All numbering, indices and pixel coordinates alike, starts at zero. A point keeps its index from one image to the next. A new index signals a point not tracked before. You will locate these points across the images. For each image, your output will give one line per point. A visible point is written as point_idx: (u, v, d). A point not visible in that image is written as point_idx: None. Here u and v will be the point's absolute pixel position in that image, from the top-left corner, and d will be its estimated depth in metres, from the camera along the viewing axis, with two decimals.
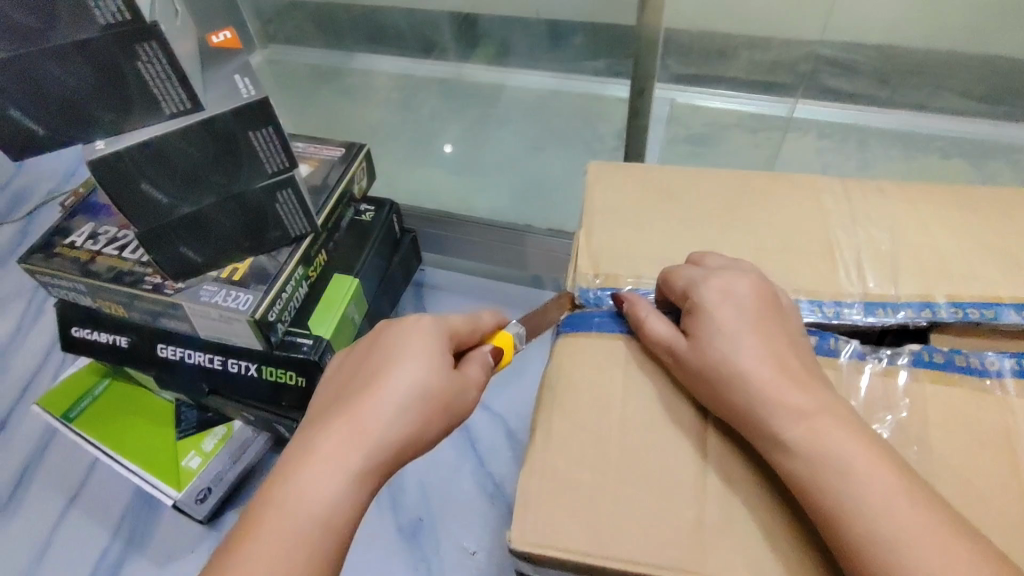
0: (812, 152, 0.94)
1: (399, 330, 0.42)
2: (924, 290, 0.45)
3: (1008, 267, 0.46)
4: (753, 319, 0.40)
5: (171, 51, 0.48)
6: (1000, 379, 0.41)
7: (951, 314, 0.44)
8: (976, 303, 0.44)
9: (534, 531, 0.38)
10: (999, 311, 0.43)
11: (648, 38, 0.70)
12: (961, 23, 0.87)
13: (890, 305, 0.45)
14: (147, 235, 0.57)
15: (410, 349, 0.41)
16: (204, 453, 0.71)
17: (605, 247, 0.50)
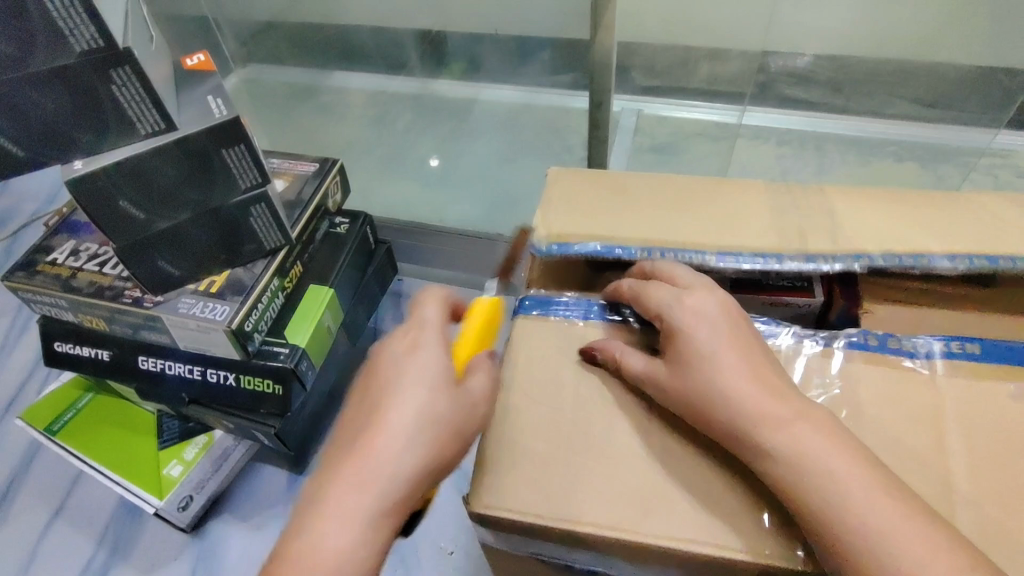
0: (771, 158, 0.98)
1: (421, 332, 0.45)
2: (858, 245, 0.48)
3: (943, 235, 0.48)
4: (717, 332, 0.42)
5: (144, 74, 0.51)
6: (928, 360, 0.44)
7: (888, 260, 0.47)
8: (908, 254, 0.47)
9: (492, 497, 0.41)
10: (930, 259, 0.47)
11: (602, 59, 0.73)
12: (904, 32, 0.89)
13: (828, 256, 0.48)
14: (126, 250, 0.59)
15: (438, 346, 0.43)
16: (186, 461, 0.73)
17: (562, 221, 0.53)
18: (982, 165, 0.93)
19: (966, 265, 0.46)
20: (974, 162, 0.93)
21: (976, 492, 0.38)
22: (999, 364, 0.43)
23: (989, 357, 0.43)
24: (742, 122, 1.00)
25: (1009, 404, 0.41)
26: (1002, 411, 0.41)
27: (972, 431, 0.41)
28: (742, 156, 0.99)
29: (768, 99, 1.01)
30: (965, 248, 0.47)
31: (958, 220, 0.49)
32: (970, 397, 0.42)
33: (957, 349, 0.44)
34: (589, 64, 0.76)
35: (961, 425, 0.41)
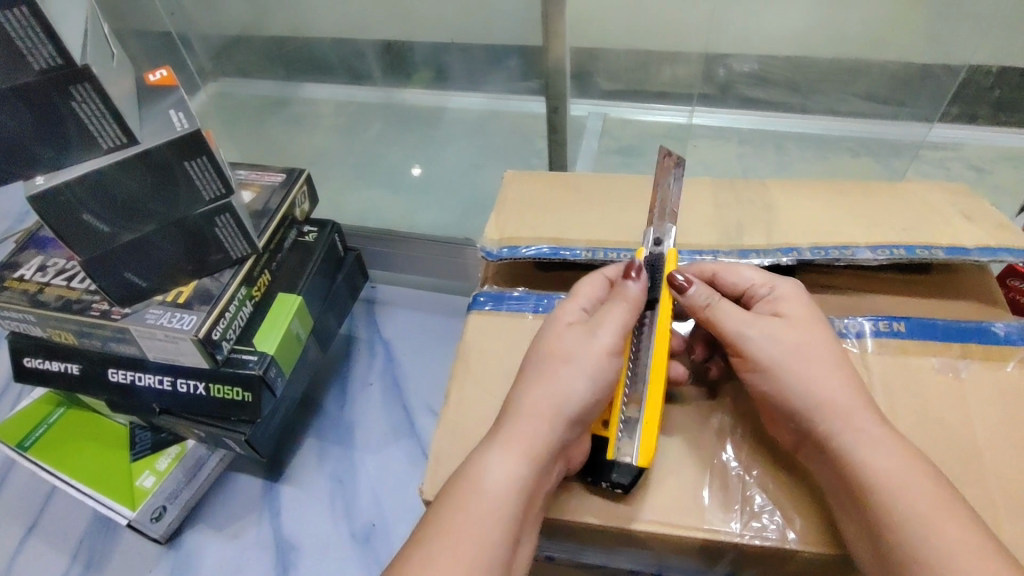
0: (732, 157, 1.00)
1: (562, 315, 0.48)
2: (791, 240, 0.52)
3: (867, 229, 0.53)
4: (807, 319, 0.46)
5: (103, 90, 0.52)
6: (858, 339, 0.48)
7: (815, 254, 0.51)
8: (835, 246, 0.51)
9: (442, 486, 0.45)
10: (855, 251, 0.51)
11: (555, 64, 0.78)
12: (855, 31, 0.89)
13: (762, 250, 0.52)
14: (91, 262, 0.60)
15: (580, 328, 0.46)
16: (158, 472, 0.74)
17: (515, 223, 0.57)
18: (932, 159, 0.96)
19: (887, 256, 0.50)
20: (926, 156, 0.96)
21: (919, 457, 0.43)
22: (923, 340, 0.48)
23: (914, 334, 0.48)
24: (691, 123, 1.03)
25: (929, 378, 0.46)
26: (922, 385, 0.46)
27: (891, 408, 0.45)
28: (708, 156, 1.00)
29: (730, 100, 1.02)
30: (887, 241, 0.51)
31: (882, 213, 0.54)
32: (894, 373, 0.46)
33: (883, 328, 0.48)
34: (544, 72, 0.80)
35: (884, 398, 0.45)
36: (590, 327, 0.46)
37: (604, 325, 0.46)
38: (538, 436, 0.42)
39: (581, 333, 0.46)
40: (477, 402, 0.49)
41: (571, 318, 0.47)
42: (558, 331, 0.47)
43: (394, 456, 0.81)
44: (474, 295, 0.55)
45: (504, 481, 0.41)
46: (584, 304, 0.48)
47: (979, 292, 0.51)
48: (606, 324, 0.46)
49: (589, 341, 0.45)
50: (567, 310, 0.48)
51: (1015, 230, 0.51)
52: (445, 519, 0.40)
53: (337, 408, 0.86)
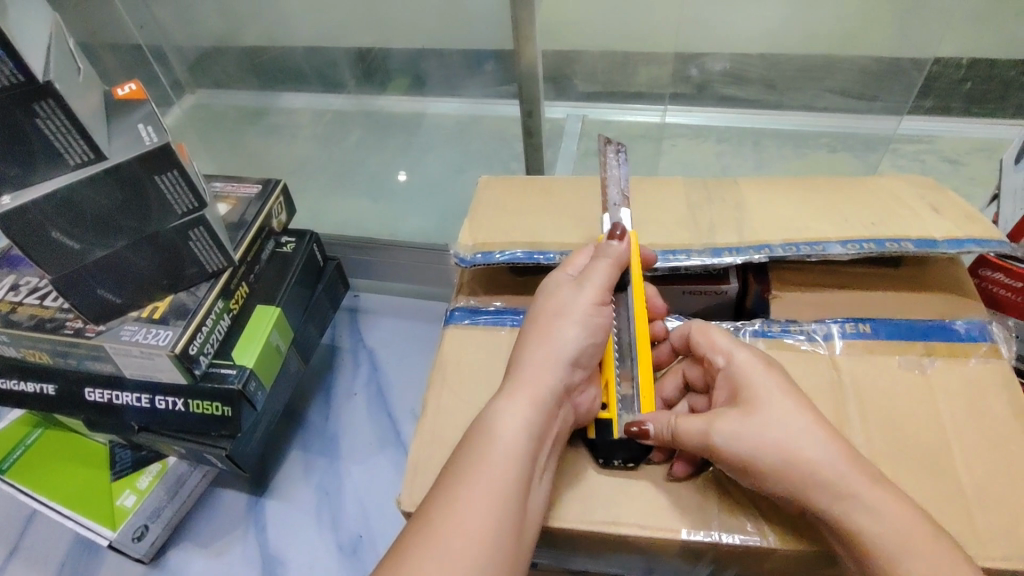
0: (711, 156, 1.01)
1: (553, 276, 0.49)
2: (762, 237, 0.53)
3: (837, 224, 0.53)
4: (745, 362, 0.44)
5: (68, 105, 0.52)
6: (827, 341, 0.49)
7: (786, 250, 0.51)
8: (806, 242, 0.51)
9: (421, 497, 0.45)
10: (826, 246, 0.51)
11: (529, 65, 0.78)
12: (827, 28, 0.89)
13: (733, 248, 0.52)
14: (63, 280, 0.59)
15: (573, 284, 0.47)
16: (140, 490, 0.73)
17: (488, 229, 0.57)
18: (906, 152, 0.97)
19: (857, 250, 0.50)
20: (901, 149, 0.97)
21: (891, 458, 0.43)
22: (889, 338, 0.48)
23: (880, 334, 0.49)
24: (665, 122, 1.04)
25: (898, 375, 0.47)
26: (892, 382, 0.46)
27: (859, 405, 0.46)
28: (686, 154, 1.02)
29: (708, 99, 1.02)
30: (857, 235, 0.51)
31: (851, 208, 0.54)
32: (865, 372, 0.47)
33: (853, 330, 0.49)
34: (516, 76, 0.81)
35: (855, 397, 0.46)
36: (582, 280, 0.47)
37: (593, 276, 0.47)
38: (544, 391, 0.43)
39: (575, 288, 0.47)
40: (457, 409, 0.49)
41: (564, 277, 0.48)
42: (550, 290, 0.48)
43: (380, 466, 0.80)
44: (450, 310, 0.55)
45: (515, 428, 0.41)
46: (573, 267, 0.49)
47: (949, 284, 0.52)
48: (594, 276, 0.47)
49: (580, 294, 0.46)
50: (557, 272, 0.49)
51: (981, 221, 0.52)
52: (462, 469, 0.39)
53: (321, 419, 0.85)
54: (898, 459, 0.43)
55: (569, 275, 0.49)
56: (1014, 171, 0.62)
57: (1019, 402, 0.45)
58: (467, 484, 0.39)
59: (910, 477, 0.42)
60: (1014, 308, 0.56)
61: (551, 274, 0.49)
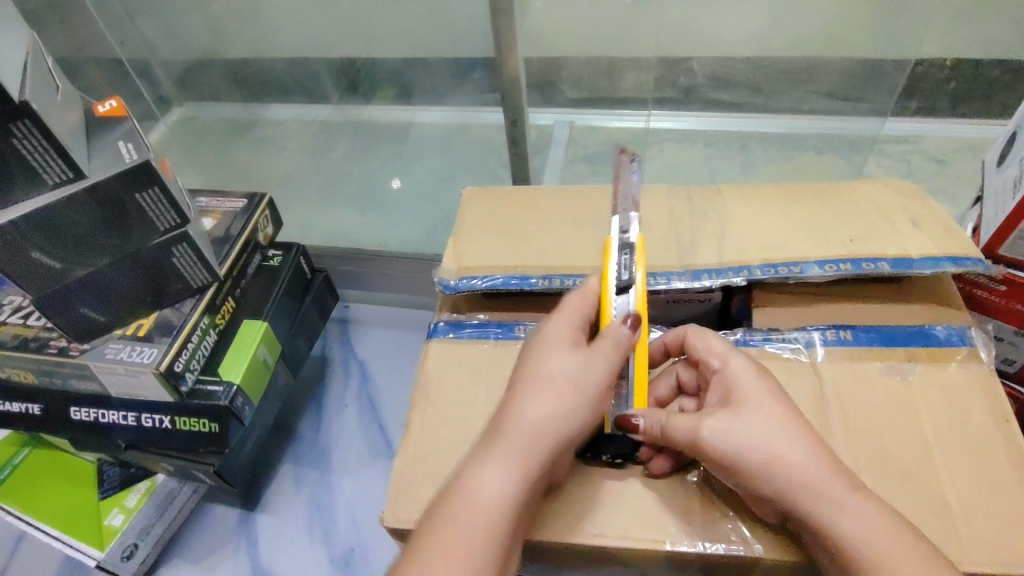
0: (700, 160, 1.00)
1: (552, 337, 0.44)
2: (743, 257, 0.52)
3: (817, 240, 0.53)
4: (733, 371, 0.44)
5: (45, 125, 0.51)
6: (808, 347, 0.49)
7: (765, 272, 0.51)
8: (785, 262, 0.51)
9: (405, 513, 0.45)
10: (805, 267, 0.51)
11: (511, 72, 0.78)
12: (810, 30, 0.89)
13: (713, 270, 0.52)
14: (44, 299, 0.59)
15: (582, 352, 0.44)
16: (128, 509, 0.72)
17: (470, 245, 0.57)
18: (894, 152, 0.97)
19: (834, 271, 0.50)
20: (888, 149, 0.97)
21: (876, 465, 0.43)
22: (871, 346, 0.48)
23: (861, 341, 0.48)
24: (650, 126, 1.03)
25: (879, 382, 0.46)
26: (875, 389, 0.46)
27: (843, 412, 0.45)
28: (674, 159, 1.01)
29: (694, 102, 1.02)
30: (837, 253, 0.51)
31: (832, 221, 0.54)
32: (846, 380, 0.47)
33: (836, 336, 0.49)
34: (499, 84, 0.81)
35: (838, 406, 0.46)
36: (595, 352, 0.44)
37: (605, 355, 0.44)
38: (533, 462, 0.40)
39: (587, 357, 0.43)
40: (441, 423, 0.49)
41: (566, 340, 0.44)
42: (551, 354, 0.44)
43: (371, 479, 0.80)
44: (434, 323, 0.55)
45: (498, 501, 0.39)
46: (572, 329, 0.45)
47: (931, 296, 0.52)
48: (604, 354, 0.44)
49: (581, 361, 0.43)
50: (556, 329, 0.45)
51: (960, 235, 0.52)
52: (438, 537, 0.38)
53: (313, 431, 0.84)
54: (880, 466, 0.43)
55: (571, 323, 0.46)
56: (997, 173, 0.62)
57: (1000, 406, 0.45)
58: (442, 561, 0.37)
59: (892, 484, 0.42)
60: (1006, 313, 0.56)
61: (548, 334, 0.45)
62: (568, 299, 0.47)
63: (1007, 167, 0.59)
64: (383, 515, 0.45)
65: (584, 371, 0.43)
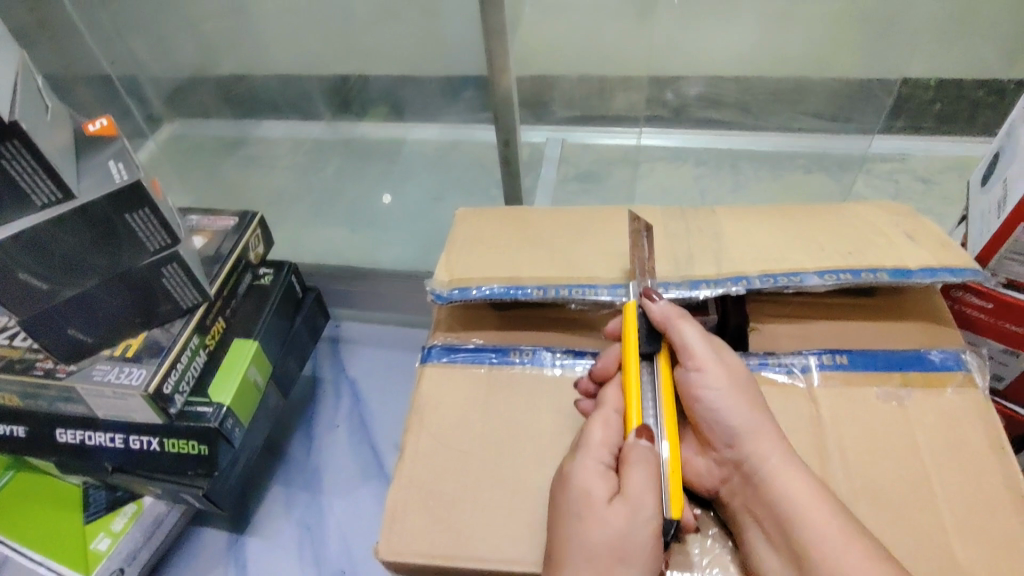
0: (690, 179, 1.00)
1: (588, 494, 0.40)
2: (739, 269, 0.53)
3: (814, 256, 0.53)
4: (733, 399, 0.43)
5: (35, 145, 0.50)
6: (805, 373, 0.49)
7: (763, 282, 0.51)
8: (783, 273, 0.51)
9: (400, 545, 0.44)
10: (804, 277, 0.51)
11: (504, 92, 0.78)
12: (798, 51, 0.91)
13: (712, 281, 0.52)
14: (30, 321, 0.58)
15: (620, 505, 0.39)
16: (114, 533, 0.71)
17: (464, 262, 0.57)
18: (880, 172, 0.98)
19: (833, 280, 0.50)
20: (875, 168, 0.98)
21: (869, 493, 0.43)
22: (868, 370, 0.48)
23: (857, 366, 0.49)
24: (641, 144, 1.03)
25: (873, 407, 0.47)
26: (868, 414, 0.46)
27: (836, 436, 0.46)
28: (665, 178, 1.01)
29: (683, 121, 1.03)
30: (834, 266, 0.52)
31: (825, 237, 0.55)
32: (840, 404, 0.47)
33: (830, 361, 0.49)
34: (492, 104, 0.81)
35: (834, 431, 0.46)
36: (630, 504, 0.39)
37: (641, 499, 0.39)
38: None
39: (622, 511, 0.39)
40: (434, 450, 0.48)
41: (602, 496, 0.40)
42: (590, 515, 0.39)
43: (362, 501, 0.79)
44: (428, 347, 0.54)
45: None
46: (602, 477, 0.41)
47: (925, 310, 0.52)
48: (642, 498, 0.39)
49: (632, 522, 0.38)
50: (587, 482, 0.41)
51: (951, 248, 0.52)
52: None
53: (303, 453, 0.83)
54: (875, 486, 0.43)
55: (600, 463, 0.42)
56: (981, 194, 0.63)
57: (996, 432, 0.45)
58: None
59: (887, 493, 0.43)
60: (988, 329, 0.57)
61: (583, 489, 0.40)
62: (591, 434, 0.43)
63: (990, 188, 0.60)
64: (377, 547, 0.44)
65: (642, 534, 0.38)
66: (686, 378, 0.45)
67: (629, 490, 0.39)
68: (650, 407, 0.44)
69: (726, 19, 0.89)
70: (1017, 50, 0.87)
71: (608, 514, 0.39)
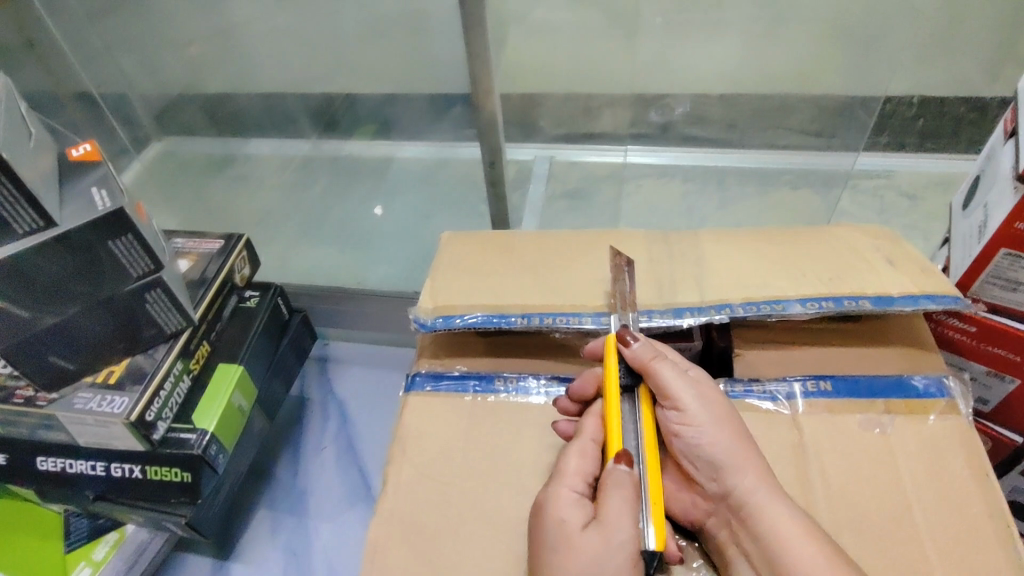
0: (678, 197, 1.00)
1: (563, 523, 0.40)
2: (723, 295, 0.53)
3: (797, 281, 0.53)
4: (715, 432, 0.43)
5: (16, 174, 0.50)
6: (788, 400, 0.49)
7: (746, 311, 0.51)
8: (766, 301, 0.51)
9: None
10: (786, 305, 0.51)
11: (489, 114, 0.79)
12: (782, 69, 0.91)
13: (695, 309, 0.52)
14: (10, 350, 0.57)
15: (595, 532, 0.39)
16: (95, 562, 0.70)
17: (448, 288, 0.56)
18: (865, 189, 0.99)
19: (816, 309, 0.50)
20: (860, 185, 0.99)
21: (853, 521, 0.43)
22: (851, 398, 0.48)
23: (839, 394, 0.49)
24: (627, 162, 1.03)
25: (855, 433, 0.47)
26: (850, 440, 0.46)
27: (819, 463, 0.46)
28: (652, 196, 1.01)
29: (671, 139, 1.03)
30: (816, 293, 0.52)
31: (809, 263, 0.55)
32: (823, 430, 0.47)
33: (813, 388, 0.49)
34: (477, 124, 0.81)
35: (817, 460, 0.46)
36: (604, 530, 0.39)
37: (617, 524, 0.39)
38: None
39: (598, 538, 0.39)
40: (419, 480, 0.48)
41: (577, 523, 0.40)
42: (566, 544, 0.40)
43: (348, 525, 0.78)
44: (412, 375, 0.54)
45: None
46: (577, 506, 0.41)
47: (906, 335, 0.53)
48: (618, 524, 0.39)
49: (609, 547, 0.39)
50: (562, 511, 0.41)
51: (932, 274, 0.53)
52: None
53: (289, 476, 0.82)
54: (859, 513, 0.43)
55: (576, 492, 0.42)
56: (962, 217, 0.63)
57: (977, 459, 0.45)
58: None
59: (870, 519, 0.43)
60: (970, 352, 0.57)
61: (559, 518, 0.41)
62: (567, 464, 0.43)
63: (970, 211, 0.61)
64: None
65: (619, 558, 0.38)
66: (666, 417, 0.45)
67: (604, 516, 0.39)
68: (632, 438, 0.44)
69: (711, 36, 0.90)
70: (996, 67, 0.89)
71: (584, 540, 0.39)
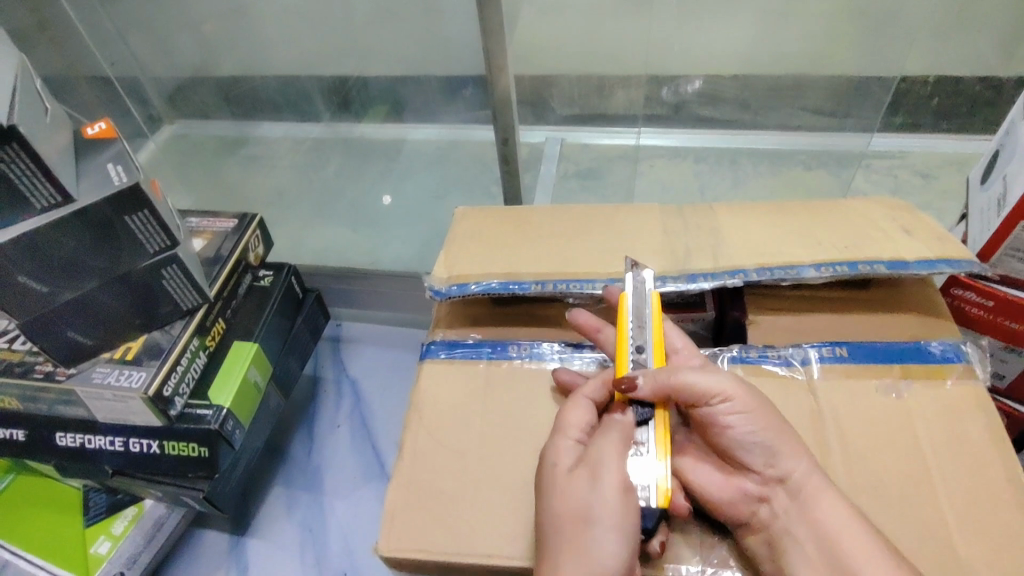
0: (690, 175, 1.01)
1: (554, 466, 0.41)
2: (737, 262, 0.53)
3: (813, 248, 0.53)
4: (765, 417, 0.43)
5: (33, 149, 0.50)
6: (804, 365, 0.49)
7: (761, 275, 0.51)
8: (780, 266, 0.51)
9: (400, 542, 0.44)
10: (801, 270, 0.51)
11: (502, 94, 0.78)
12: (799, 49, 0.90)
13: (709, 274, 0.52)
14: (31, 324, 0.58)
15: (582, 473, 0.40)
16: (115, 536, 0.71)
17: (462, 258, 0.57)
18: (878, 168, 0.98)
19: (831, 273, 0.50)
20: (874, 164, 0.98)
21: (872, 484, 0.43)
22: (868, 363, 0.48)
23: (857, 358, 0.48)
24: (639, 144, 1.04)
25: (874, 400, 0.46)
26: (869, 406, 0.46)
27: (837, 428, 0.45)
28: (663, 175, 1.02)
29: (683, 119, 1.02)
30: (831, 258, 0.51)
31: (824, 232, 0.55)
32: (841, 397, 0.47)
33: (830, 353, 0.49)
34: (490, 102, 0.81)
35: (835, 425, 0.46)
36: (592, 469, 0.40)
37: (603, 463, 0.40)
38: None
39: (584, 478, 0.40)
40: (435, 449, 0.48)
41: (567, 466, 0.41)
42: (556, 485, 0.40)
43: (363, 501, 0.78)
44: (428, 343, 0.54)
45: None
46: (572, 451, 0.42)
47: (921, 302, 0.52)
48: (603, 463, 0.40)
49: (591, 486, 0.39)
50: (556, 455, 0.42)
51: (950, 241, 0.52)
52: None
53: (305, 453, 0.83)
54: (878, 477, 0.43)
55: (574, 441, 0.43)
56: (980, 191, 0.62)
57: (996, 426, 0.45)
58: None
59: (891, 482, 0.43)
60: (988, 325, 0.57)
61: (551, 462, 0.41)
62: (566, 416, 0.44)
63: (990, 185, 0.60)
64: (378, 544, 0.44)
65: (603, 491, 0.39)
66: (715, 413, 0.43)
67: (590, 455, 0.40)
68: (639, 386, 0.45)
69: (727, 14, 0.88)
70: (1014, 44, 0.87)
71: (571, 480, 0.40)
